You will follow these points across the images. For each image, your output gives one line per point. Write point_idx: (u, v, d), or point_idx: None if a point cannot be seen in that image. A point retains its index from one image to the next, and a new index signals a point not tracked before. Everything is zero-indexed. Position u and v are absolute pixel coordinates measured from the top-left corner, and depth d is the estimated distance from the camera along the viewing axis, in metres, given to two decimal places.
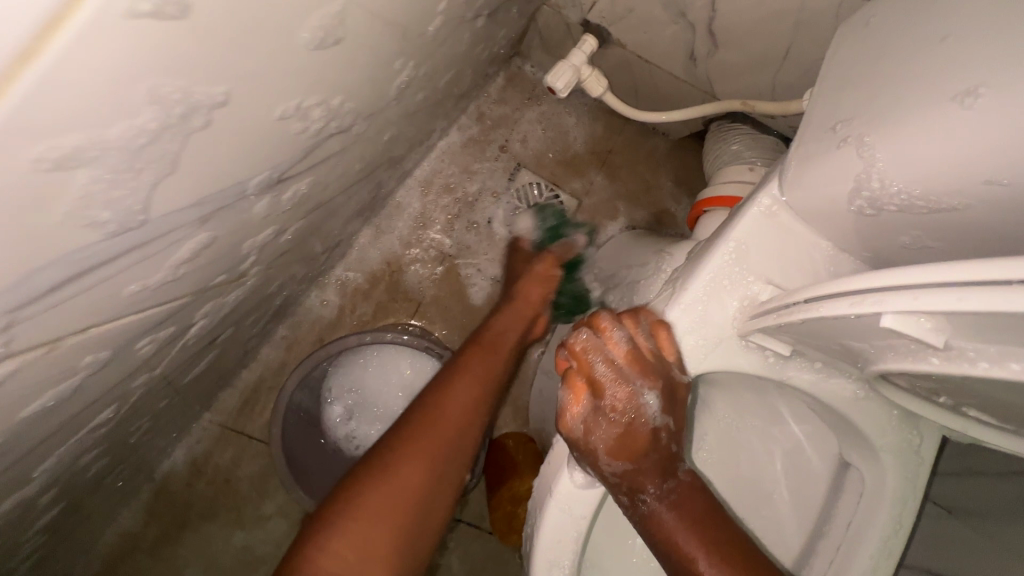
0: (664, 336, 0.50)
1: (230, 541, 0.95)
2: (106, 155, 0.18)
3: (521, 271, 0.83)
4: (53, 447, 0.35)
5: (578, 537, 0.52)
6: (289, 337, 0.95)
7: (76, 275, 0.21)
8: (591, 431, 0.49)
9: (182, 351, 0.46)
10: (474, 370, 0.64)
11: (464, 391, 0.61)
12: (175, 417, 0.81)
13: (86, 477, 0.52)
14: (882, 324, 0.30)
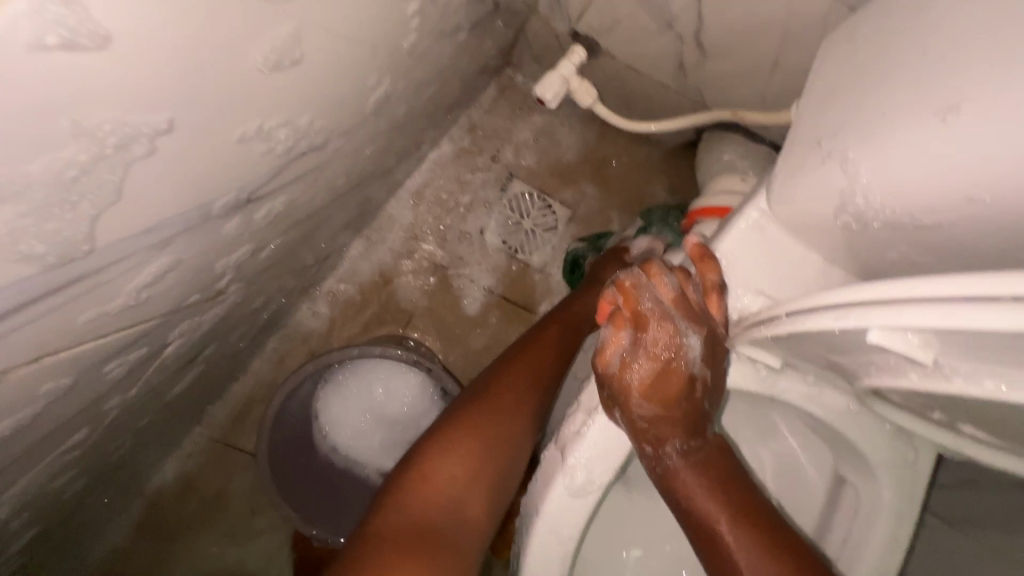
0: (714, 293, 0.48)
1: (221, 556, 0.94)
2: (32, 189, 0.17)
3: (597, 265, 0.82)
4: (18, 473, 0.34)
5: (564, 557, 0.51)
6: (280, 350, 0.94)
7: (15, 308, 0.20)
8: (627, 369, 0.48)
9: (159, 370, 0.45)
10: (536, 352, 0.65)
11: (532, 367, 0.63)
12: (163, 433, 0.80)
13: (64, 499, 0.51)
14: (867, 338, 0.28)
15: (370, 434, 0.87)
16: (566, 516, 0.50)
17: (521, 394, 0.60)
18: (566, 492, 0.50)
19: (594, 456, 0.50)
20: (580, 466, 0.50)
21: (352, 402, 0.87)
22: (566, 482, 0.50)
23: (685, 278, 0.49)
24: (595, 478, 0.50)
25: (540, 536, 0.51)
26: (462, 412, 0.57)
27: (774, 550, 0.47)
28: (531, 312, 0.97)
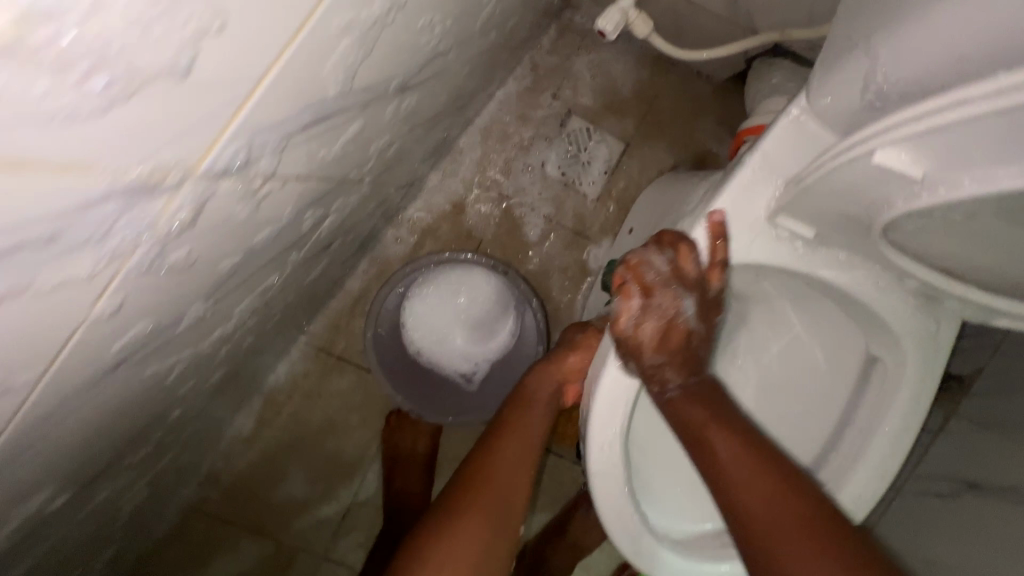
0: (716, 268, 0.60)
1: (323, 447, 1.16)
2: (354, 29, 0.28)
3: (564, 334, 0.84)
4: (246, 293, 0.48)
5: (627, 403, 0.63)
6: (369, 270, 1.09)
7: (317, 118, 0.32)
8: (638, 327, 0.61)
9: (315, 243, 0.59)
10: (523, 423, 0.75)
11: (522, 436, 0.73)
12: (284, 331, 0.97)
13: (238, 351, 0.67)
14: (875, 160, 0.39)
15: (454, 331, 0.99)
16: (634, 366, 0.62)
17: (505, 469, 0.70)
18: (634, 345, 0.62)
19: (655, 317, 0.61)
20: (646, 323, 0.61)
21: (443, 299, 0.98)
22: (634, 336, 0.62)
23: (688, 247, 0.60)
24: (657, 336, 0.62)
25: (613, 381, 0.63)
26: (434, 524, 0.65)
27: (763, 466, 0.57)
28: (587, 239, 1.08)
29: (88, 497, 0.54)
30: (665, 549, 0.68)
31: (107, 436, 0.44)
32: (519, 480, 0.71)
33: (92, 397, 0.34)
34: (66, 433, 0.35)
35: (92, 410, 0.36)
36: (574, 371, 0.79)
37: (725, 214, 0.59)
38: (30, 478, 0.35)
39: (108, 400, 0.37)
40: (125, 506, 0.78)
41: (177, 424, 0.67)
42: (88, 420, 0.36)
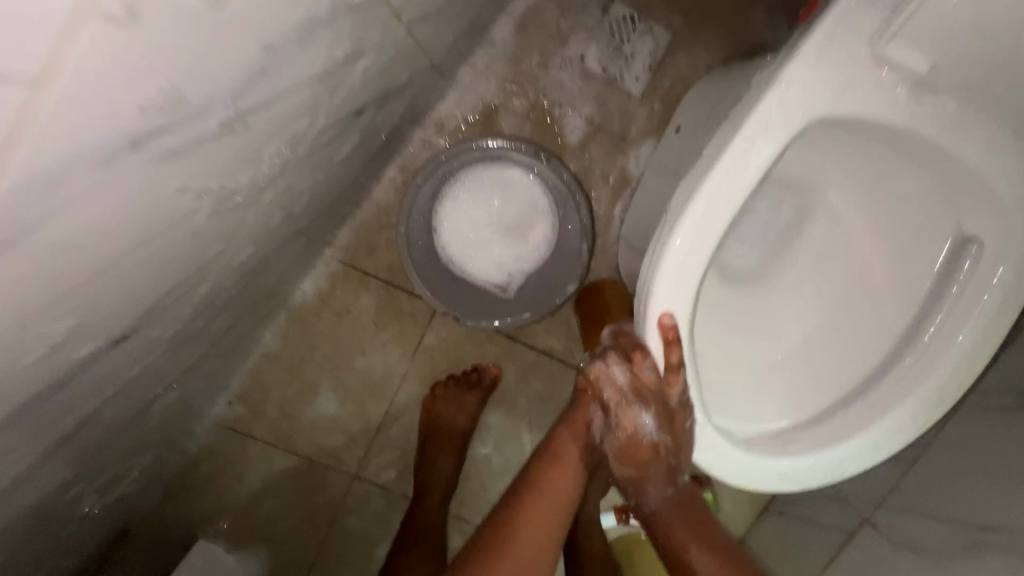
0: (673, 371, 0.58)
1: (352, 366, 1.15)
2: None
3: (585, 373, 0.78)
4: (280, 130, 0.43)
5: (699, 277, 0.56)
6: (397, 178, 1.05)
7: None
8: (603, 438, 0.66)
9: (349, 98, 0.54)
10: (554, 479, 0.64)
11: (550, 494, 0.63)
12: (312, 238, 0.93)
13: (268, 233, 0.63)
14: None
15: (492, 226, 0.95)
16: (712, 223, 0.54)
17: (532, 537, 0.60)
18: (714, 197, 0.54)
19: (743, 163, 0.53)
20: (729, 169, 0.53)
21: (481, 193, 0.95)
22: (714, 184, 0.54)
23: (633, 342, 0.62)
24: (741, 184, 0.54)
25: (683, 245, 0.55)
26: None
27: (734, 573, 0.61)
28: (630, 142, 1.01)
29: (125, 370, 0.53)
30: (729, 443, 0.62)
31: (135, 280, 0.39)
32: (544, 555, 0.60)
33: (110, 189, 0.28)
34: (83, 241, 0.29)
35: (111, 215, 0.30)
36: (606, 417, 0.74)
37: (675, 317, 0.56)
38: (57, 294, 0.31)
39: (128, 212, 0.31)
40: (161, 406, 0.78)
41: (209, 313, 0.65)
42: (108, 230, 0.31)
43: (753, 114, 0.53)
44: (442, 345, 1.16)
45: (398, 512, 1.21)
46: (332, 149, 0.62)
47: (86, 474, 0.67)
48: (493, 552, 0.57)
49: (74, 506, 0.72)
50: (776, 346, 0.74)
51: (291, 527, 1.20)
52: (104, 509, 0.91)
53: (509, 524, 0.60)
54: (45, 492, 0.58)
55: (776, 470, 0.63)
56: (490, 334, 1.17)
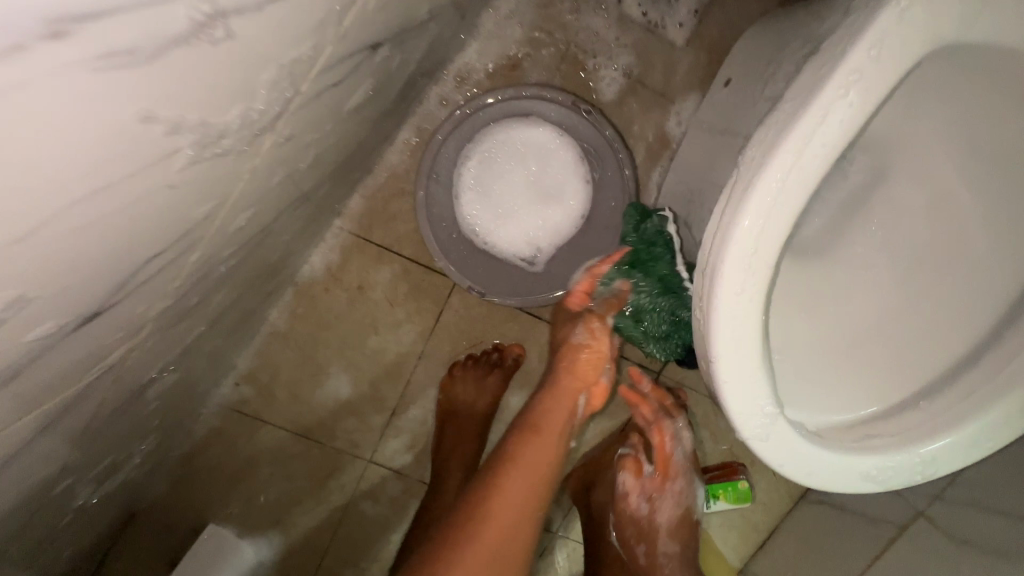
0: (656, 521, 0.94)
1: (366, 345, 1.08)
2: None
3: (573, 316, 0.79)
4: (280, 54, 0.35)
5: (782, 235, 0.48)
6: (412, 140, 0.97)
7: None
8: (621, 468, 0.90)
9: (363, 25, 0.45)
10: (531, 455, 0.65)
11: (527, 467, 0.64)
12: (322, 205, 0.85)
13: (271, 195, 0.55)
14: None
15: (524, 186, 0.86)
16: (792, 192, 0.46)
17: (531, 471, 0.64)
18: (795, 162, 0.46)
19: (832, 120, 0.45)
20: (815, 128, 0.45)
21: (512, 151, 0.86)
22: (795, 145, 0.45)
23: (580, 323, 0.78)
24: (829, 146, 0.45)
25: (755, 218, 0.47)
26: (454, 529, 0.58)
27: None
28: (670, 99, 0.91)
29: (106, 353, 0.45)
30: (801, 440, 0.54)
31: (97, 242, 0.31)
32: (535, 489, 0.64)
33: (25, 95, 0.19)
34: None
35: (37, 139, 0.21)
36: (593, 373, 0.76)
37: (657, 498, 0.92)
38: None
39: (65, 138, 0.23)
40: (159, 389, 0.71)
41: (205, 288, 0.57)
42: (39, 162, 0.22)
43: (845, 58, 0.44)
44: (462, 323, 1.08)
45: (416, 497, 1.15)
46: (346, 96, 0.54)
47: (76, 465, 0.61)
48: (492, 492, 0.61)
49: (68, 496, 0.66)
50: (853, 323, 0.65)
51: (304, 513, 1.15)
52: (106, 496, 0.86)
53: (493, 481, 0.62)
54: (24, 488, 0.51)
55: (855, 470, 0.55)
56: (513, 312, 1.09)
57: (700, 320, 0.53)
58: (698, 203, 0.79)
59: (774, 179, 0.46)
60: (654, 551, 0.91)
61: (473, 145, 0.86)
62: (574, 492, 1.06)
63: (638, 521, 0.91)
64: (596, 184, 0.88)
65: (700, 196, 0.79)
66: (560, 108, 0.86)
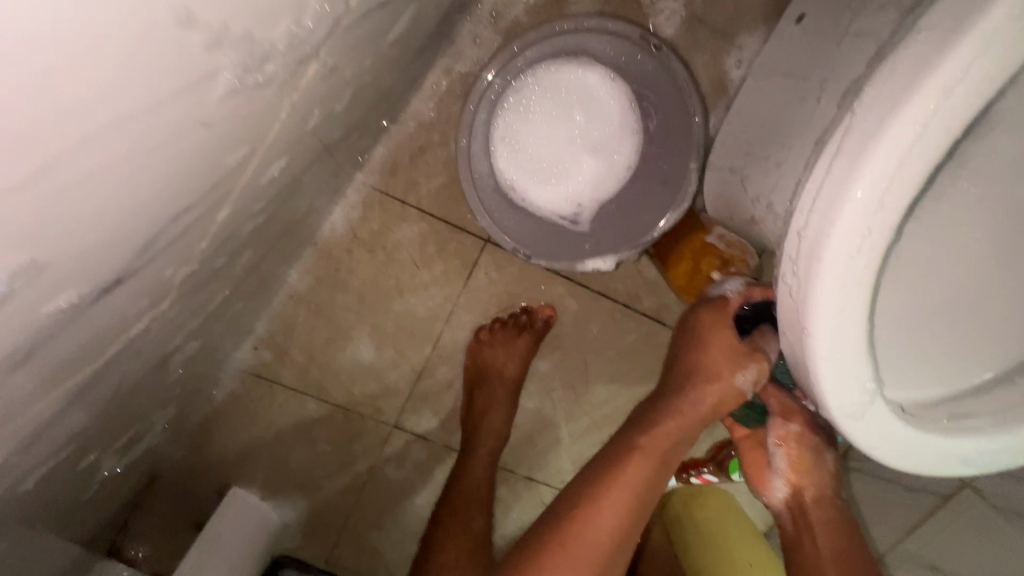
0: (805, 478, 0.63)
1: (390, 310, 1.02)
2: None
3: (720, 327, 0.62)
4: None
5: (913, 189, 0.41)
6: (441, 86, 0.91)
7: None
8: (750, 446, 0.67)
9: None
10: (634, 467, 0.60)
11: (631, 478, 0.60)
12: (349, 154, 0.78)
13: (305, 143, 0.48)
14: None
15: (575, 133, 0.78)
16: (931, 142, 0.40)
17: (636, 484, 0.61)
18: (938, 107, 0.39)
19: (987, 58, 0.39)
20: (968, 65, 0.39)
21: (566, 92, 0.78)
22: (940, 85, 0.39)
23: (733, 347, 0.61)
24: (977, 88, 0.39)
25: (882, 170, 0.41)
26: (544, 529, 0.61)
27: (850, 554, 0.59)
28: (728, 39, 0.84)
29: (127, 325, 0.39)
30: (898, 423, 0.49)
31: (117, 192, 0.24)
32: (638, 501, 0.61)
33: None
34: None
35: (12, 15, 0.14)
36: (731, 393, 0.61)
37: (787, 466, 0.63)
38: None
39: (59, 21, 0.16)
40: (181, 359, 0.66)
41: (231, 249, 0.51)
42: (23, 57, 0.16)
43: None
44: (490, 286, 1.02)
45: (441, 462, 1.13)
46: (395, 26, 0.49)
47: (99, 440, 0.57)
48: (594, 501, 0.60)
49: (93, 471, 0.63)
50: (960, 293, 0.58)
51: (327, 477, 1.12)
52: (130, 464, 0.83)
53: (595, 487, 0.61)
54: (44, 472, 0.47)
55: (952, 453, 0.50)
56: (544, 274, 1.03)
57: (792, 288, 0.47)
58: (756, 151, 0.72)
59: (912, 126, 0.40)
60: (836, 504, 0.63)
61: (520, 87, 0.78)
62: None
63: (822, 463, 0.63)
64: (650, 136, 0.81)
65: (762, 141, 0.72)
66: (622, 46, 0.78)
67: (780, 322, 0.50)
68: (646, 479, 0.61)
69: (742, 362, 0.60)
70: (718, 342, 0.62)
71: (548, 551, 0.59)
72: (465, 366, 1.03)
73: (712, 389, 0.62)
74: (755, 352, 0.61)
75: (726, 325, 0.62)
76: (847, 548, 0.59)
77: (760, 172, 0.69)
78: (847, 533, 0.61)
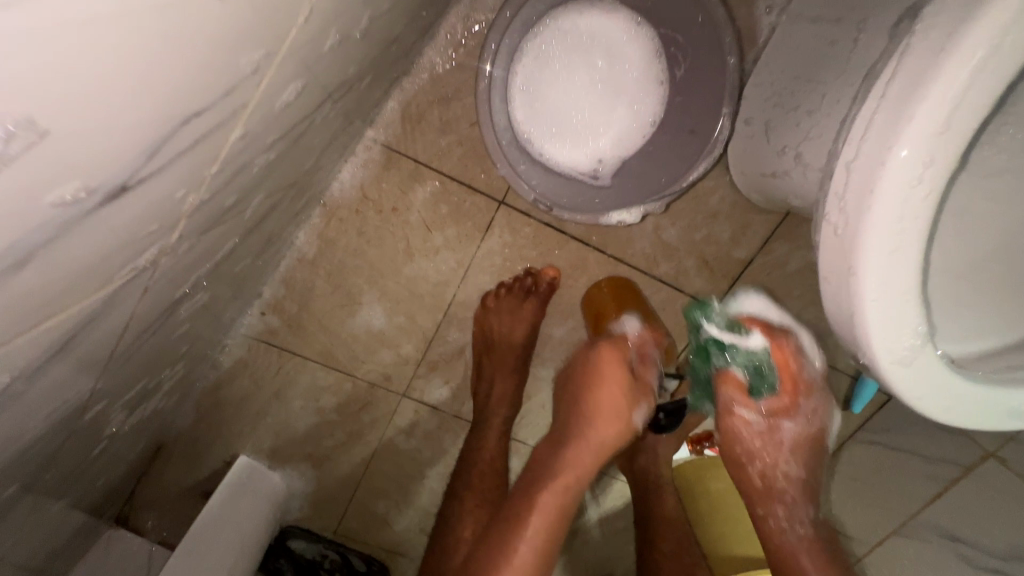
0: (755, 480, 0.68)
1: (400, 274, 1.00)
2: None
3: (610, 367, 0.71)
4: None
5: (983, 111, 0.39)
6: (455, 37, 0.89)
7: None
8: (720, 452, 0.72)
9: None
10: (543, 513, 0.65)
11: (538, 526, 0.64)
12: (361, 104, 0.75)
13: (323, 68, 0.46)
14: None
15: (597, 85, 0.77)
16: (1004, 56, 0.37)
17: (545, 529, 0.64)
18: (1013, 18, 0.37)
19: None
20: None
21: (590, 40, 0.76)
22: None
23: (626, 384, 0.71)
24: None
25: (951, 87, 0.38)
26: None
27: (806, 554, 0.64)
28: None
29: (133, 255, 0.37)
30: (947, 373, 0.46)
31: (119, 53, 0.21)
32: (549, 547, 0.65)
33: None
34: None
35: None
36: (625, 428, 0.70)
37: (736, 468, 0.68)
38: None
39: None
40: (188, 311, 0.64)
41: (242, 187, 0.48)
42: None
43: None
44: (503, 251, 0.99)
45: (451, 433, 1.11)
46: None
47: (106, 391, 0.55)
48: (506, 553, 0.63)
49: (99, 425, 0.61)
50: (1007, 243, 0.55)
51: (335, 447, 1.11)
52: (136, 425, 0.82)
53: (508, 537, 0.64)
54: (48, 417, 0.45)
55: (1001, 405, 0.48)
56: (559, 239, 1.00)
57: (838, 227, 0.44)
58: (787, 103, 0.73)
59: (985, 39, 0.37)
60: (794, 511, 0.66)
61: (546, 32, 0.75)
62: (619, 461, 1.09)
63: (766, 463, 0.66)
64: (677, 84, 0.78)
65: (796, 91, 0.71)
66: None
67: (821, 268, 0.47)
68: (555, 520, 0.65)
69: (632, 399, 0.70)
70: (612, 383, 0.70)
71: None
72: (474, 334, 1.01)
73: (609, 424, 0.69)
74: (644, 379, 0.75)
75: (611, 367, 0.71)
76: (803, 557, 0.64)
77: (793, 123, 0.69)
78: (816, 543, 0.65)
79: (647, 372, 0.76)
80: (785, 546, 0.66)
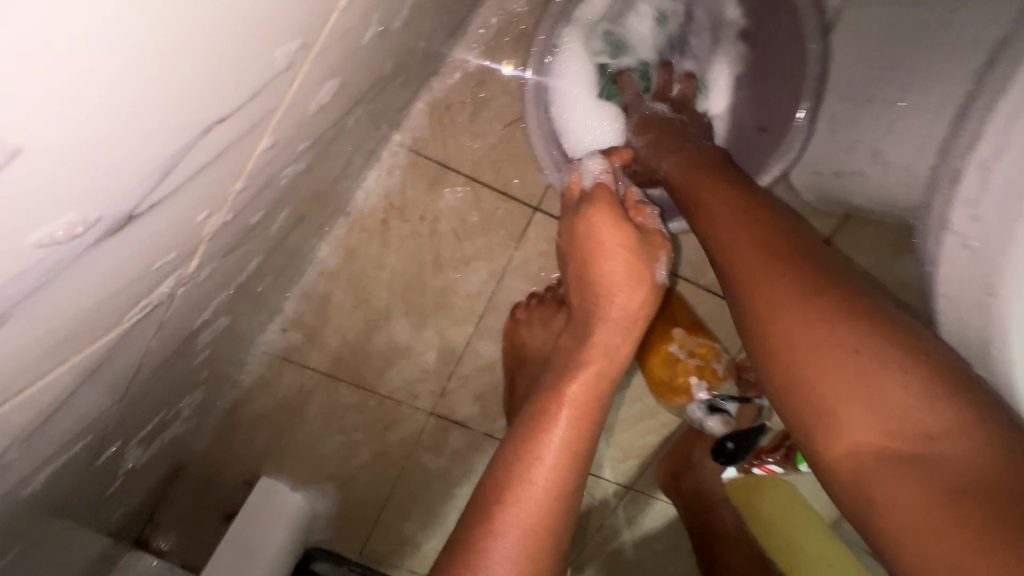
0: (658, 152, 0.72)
1: (429, 286, 0.94)
2: None
3: (602, 207, 0.66)
4: None
5: None
6: (487, 32, 0.83)
7: None
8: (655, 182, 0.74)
9: None
10: (574, 391, 0.59)
11: (566, 406, 0.58)
12: (391, 104, 0.68)
13: (362, 64, 0.40)
14: None
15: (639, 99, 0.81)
16: None
17: (575, 411, 0.58)
18: None
19: None
20: None
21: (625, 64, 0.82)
22: None
23: (624, 232, 0.65)
24: None
25: None
26: (484, 495, 0.56)
27: (816, 294, 0.45)
28: None
29: (147, 290, 0.31)
30: None
31: (109, 36, 0.16)
32: (581, 436, 0.58)
33: None
34: None
35: None
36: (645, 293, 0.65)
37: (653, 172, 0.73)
38: None
39: None
40: (208, 337, 0.59)
41: (268, 203, 0.43)
42: None
43: None
44: (538, 259, 0.93)
45: (482, 451, 1.05)
46: None
47: (119, 432, 0.49)
48: (534, 447, 0.56)
49: (113, 464, 0.55)
50: None
51: (360, 468, 1.05)
52: (153, 454, 0.76)
53: (535, 432, 0.57)
54: (53, 471, 0.39)
55: None
56: None
57: (967, 237, 0.39)
58: (862, 96, 0.66)
59: None
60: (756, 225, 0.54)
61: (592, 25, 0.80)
62: (663, 482, 1.05)
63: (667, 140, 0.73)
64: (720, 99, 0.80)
65: (873, 82, 0.64)
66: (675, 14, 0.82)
67: (939, 282, 0.42)
68: (584, 395, 0.59)
69: (641, 257, 0.65)
70: (610, 242, 0.65)
71: (498, 532, 0.53)
72: (505, 350, 0.95)
73: (631, 294, 0.64)
74: (646, 225, 0.69)
75: (608, 224, 0.65)
76: (788, 280, 0.48)
77: (873, 121, 0.63)
78: (834, 300, 0.45)
79: (643, 209, 0.69)
80: (785, 329, 0.46)
